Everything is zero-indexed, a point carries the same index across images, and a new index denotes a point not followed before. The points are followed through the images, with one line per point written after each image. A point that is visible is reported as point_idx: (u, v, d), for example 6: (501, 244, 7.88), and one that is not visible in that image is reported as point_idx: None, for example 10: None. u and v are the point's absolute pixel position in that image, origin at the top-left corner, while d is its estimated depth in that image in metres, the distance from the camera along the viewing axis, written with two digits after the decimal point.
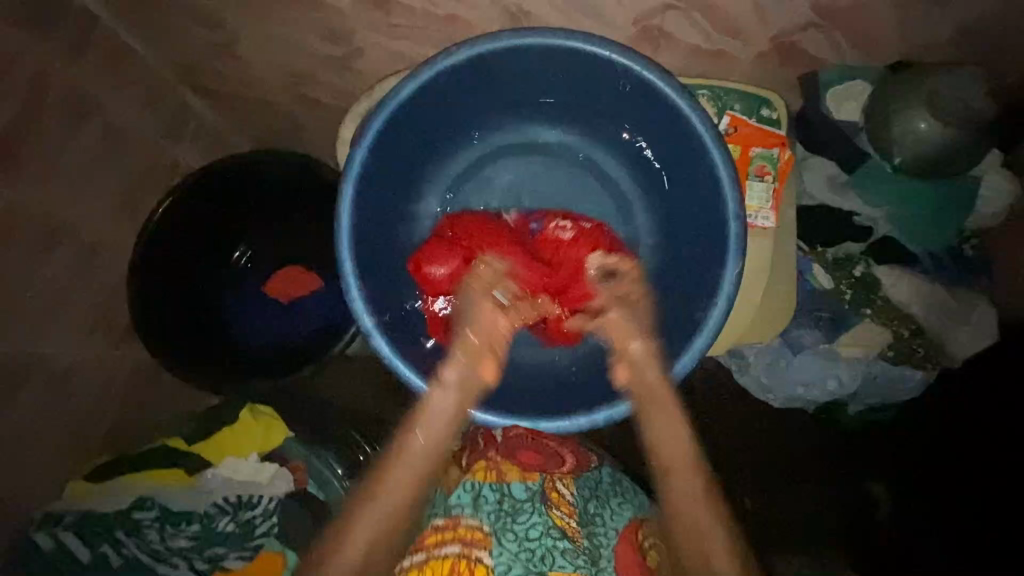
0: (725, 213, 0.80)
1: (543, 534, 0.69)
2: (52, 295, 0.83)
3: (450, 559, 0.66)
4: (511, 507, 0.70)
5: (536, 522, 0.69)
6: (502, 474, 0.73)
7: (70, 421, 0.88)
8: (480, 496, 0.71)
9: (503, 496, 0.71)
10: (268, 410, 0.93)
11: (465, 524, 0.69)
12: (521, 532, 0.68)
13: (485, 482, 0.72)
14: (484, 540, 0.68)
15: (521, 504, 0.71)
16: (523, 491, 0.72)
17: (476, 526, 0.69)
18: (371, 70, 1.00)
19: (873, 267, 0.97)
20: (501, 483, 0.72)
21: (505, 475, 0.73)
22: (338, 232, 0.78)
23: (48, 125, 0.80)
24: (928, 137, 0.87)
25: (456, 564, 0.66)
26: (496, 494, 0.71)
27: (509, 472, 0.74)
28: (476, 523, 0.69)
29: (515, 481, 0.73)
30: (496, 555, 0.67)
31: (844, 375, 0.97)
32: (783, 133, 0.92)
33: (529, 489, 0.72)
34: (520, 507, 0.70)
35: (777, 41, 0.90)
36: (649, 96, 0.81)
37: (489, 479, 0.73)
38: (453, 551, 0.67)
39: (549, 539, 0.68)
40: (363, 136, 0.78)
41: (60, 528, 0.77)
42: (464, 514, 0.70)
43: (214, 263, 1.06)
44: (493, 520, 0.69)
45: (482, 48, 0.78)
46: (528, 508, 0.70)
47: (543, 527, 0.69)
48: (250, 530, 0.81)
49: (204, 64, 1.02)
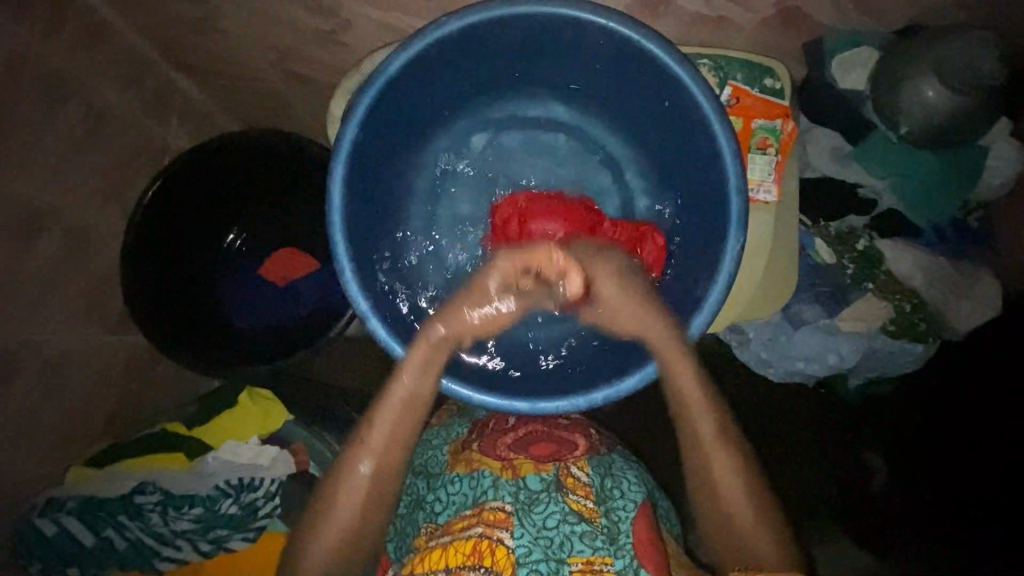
0: (726, 186, 0.78)
1: (560, 522, 0.71)
2: (42, 282, 0.86)
3: (473, 539, 0.69)
4: (529, 498, 0.72)
5: (553, 511, 0.71)
6: (515, 470, 0.75)
7: (72, 406, 0.92)
8: (499, 482, 0.73)
9: (520, 488, 0.73)
10: (266, 394, 0.96)
11: (488, 508, 0.71)
12: (539, 521, 0.71)
13: (504, 476, 0.74)
14: (506, 521, 0.70)
15: (537, 494, 0.72)
16: (538, 482, 0.73)
17: (499, 508, 0.71)
18: (360, 44, 0.97)
19: (876, 240, 0.96)
20: (516, 478, 0.74)
21: (520, 469, 0.75)
22: (328, 212, 0.78)
23: (26, 110, 0.81)
24: (936, 106, 0.84)
25: (479, 544, 0.68)
26: (513, 490, 0.73)
27: (522, 466, 0.75)
28: (499, 505, 0.71)
29: (529, 473, 0.74)
30: (518, 537, 0.69)
31: (844, 349, 0.97)
32: (786, 104, 0.89)
33: (544, 480, 0.74)
34: (536, 498, 0.72)
35: (779, 6, 0.86)
36: (647, 64, 0.78)
37: (506, 474, 0.74)
38: (476, 532, 0.69)
39: (566, 526, 0.70)
40: (353, 112, 0.76)
41: (63, 514, 0.81)
42: (488, 499, 0.72)
43: (209, 245, 1.10)
44: (514, 502, 0.72)
45: (473, 19, 0.75)
46: (545, 498, 0.72)
47: (561, 515, 0.71)
48: (253, 512, 0.87)
49: (187, 41, 1.00)
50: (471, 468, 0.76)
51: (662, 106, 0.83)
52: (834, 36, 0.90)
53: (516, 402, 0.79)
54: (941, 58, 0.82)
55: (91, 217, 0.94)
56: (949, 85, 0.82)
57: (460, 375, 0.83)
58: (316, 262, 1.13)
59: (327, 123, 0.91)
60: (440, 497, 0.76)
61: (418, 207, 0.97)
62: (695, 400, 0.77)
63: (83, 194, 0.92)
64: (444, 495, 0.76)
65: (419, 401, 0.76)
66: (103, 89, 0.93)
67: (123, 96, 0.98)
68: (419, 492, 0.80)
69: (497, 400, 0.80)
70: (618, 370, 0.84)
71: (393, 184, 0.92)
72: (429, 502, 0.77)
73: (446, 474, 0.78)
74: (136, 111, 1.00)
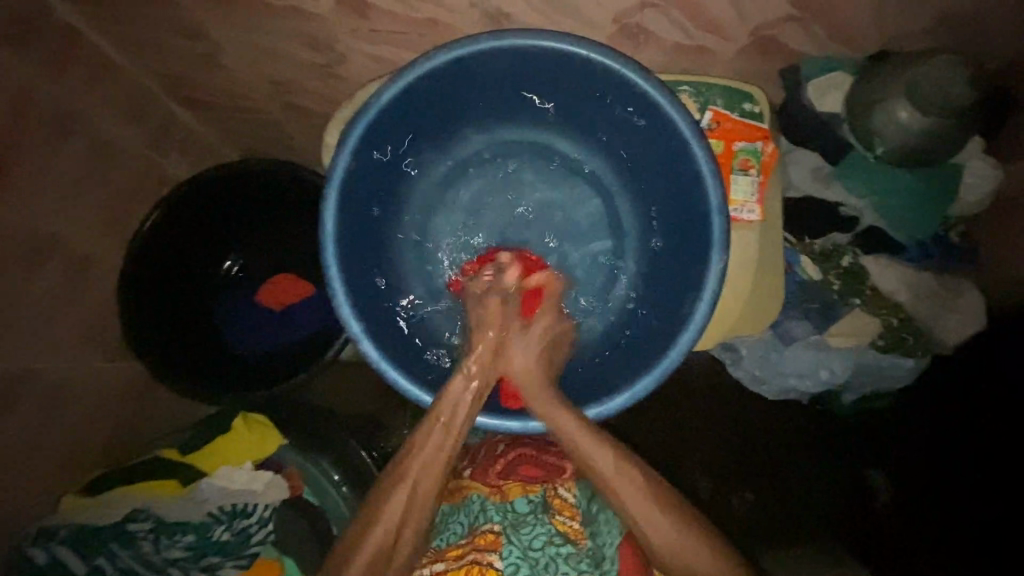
0: (708, 206, 0.80)
1: (546, 543, 0.73)
2: (42, 311, 0.87)
3: (464, 566, 0.71)
4: (516, 519, 0.74)
5: (539, 532, 0.73)
6: (504, 494, 0.77)
7: (70, 432, 0.93)
8: (487, 507, 0.76)
9: (507, 511, 0.75)
10: (262, 417, 0.97)
11: (479, 532, 0.73)
12: (526, 541, 0.72)
13: (491, 499, 0.76)
14: (495, 543, 0.72)
15: (524, 517, 0.75)
16: (525, 505, 0.75)
17: (489, 530, 0.73)
18: (354, 77, 1.00)
19: (861, 257, 0.98)
20: (504, 502, 0.76)
21: (509, 493, 0.77)
22: (322, 238, 0.80)
23: (29, 146, 0.83)
24: (909, 127, 0.86)
25: (469, 570, 0.70)
26: (501, 511, 0.75)
27: (511, 490, 0.77)
28: (488, 527, 0.73)
29: (517, 497, 0.76)
30: (506, 556, 0.71)
31: (835, 365, 1.00)
32: (767, 127, 0.92)
33: (531, 503, 0.76)
34: (523, 520, 0.74)
35: (756, 36, 0.89)
36: (629, 92, 0.81)
37: (495, 498, 0.76)
38: (468, 559, 0.71)
39: (552, 547, 0.73)
40: (347, 143, 0.79)
41: (53, 543, 0.80)
42: (478, 523, 0.74)
43: (207, 270, 1.12)
44: (502, 522, 0.74)
45: (460, 53, 0.78)
46: (531, 520, 0.74)
47: (546, 537, 0.73)
48: (246, 538, 0.88)
49: (188, 75, 1.04)
50: (462, 497, 0.79)
51: (645, 133, 0.87)
52: (811, 62, 0.93)
53: (508, 420, 0.81)
54: (911, 82, 0.83)
55: (93, 246, 0.97)
56: (921, 106, 0.84)
57: None
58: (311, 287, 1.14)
59: (323, 152, 0.94)
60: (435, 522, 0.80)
61: (413, 236, 0.99)
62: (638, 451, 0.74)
63: (84, 224, 0.94)
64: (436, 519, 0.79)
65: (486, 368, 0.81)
66: (102, 122, 0.96)
67: (126, 129, 1.01)
68: None
69: (490, 420, 0.81)
70: (608, 389, 0.86)
71: (387, 211, 0.94)
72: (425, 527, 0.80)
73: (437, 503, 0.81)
74: (138, 143, 1.04)
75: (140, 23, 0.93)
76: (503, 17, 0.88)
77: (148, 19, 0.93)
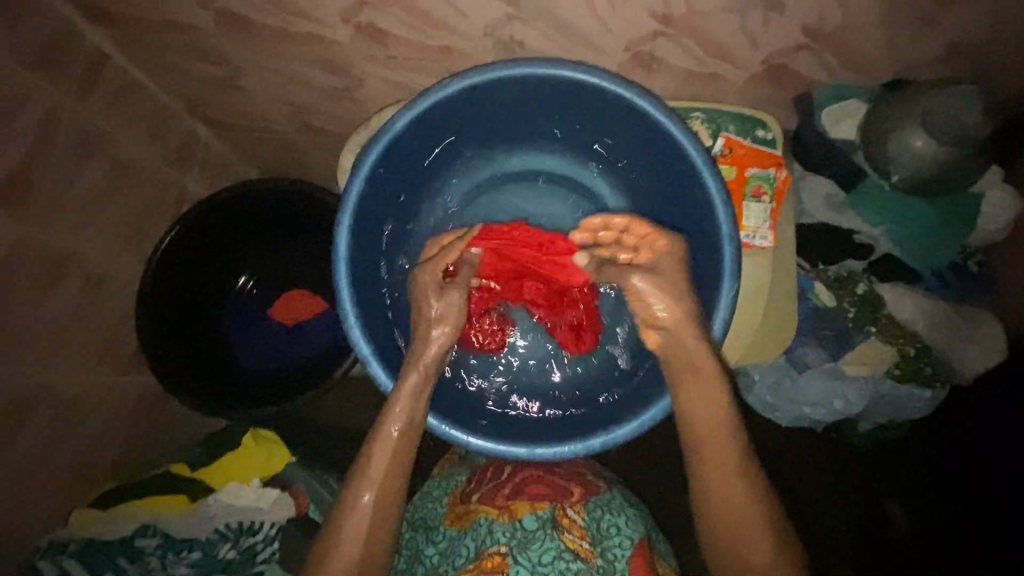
0: (719, 234, 0.80)
1: (556, 558, 0.71)
2: (57, 326, 0.89)
3: None
4: (524, 537, 0.73)
5: (549, 547, 0.72)
6: (511, 513, 0.76)
7: (85, 443, 0.95)
8: (494, 530, 0.75)
9: (516, 528, 0.74)
10: (268, 433, 0.99)
11: (486, 554, 0.73)
12: (535, 557, 0.71)
13: (499, 519, 0.76)
14: (501, 565, 0.71)
15: (533, 533, 0.73)
16: (534, 522, 0.74)
17: (495, 553, 0.72)
18: (370, 99, 1.02)
19: (875, 284, 0.97)
20: (512, 520, 0.75)
21: (516, 511, 0.76)
22: (335, 259, 0.81)
23: (50, 167, 0.86)
24: (925, 155, 0.85)
25: None
26: (509, 531, 0.74)
27: (519, 508, 0.76)
28: (494, 549, 0.73)
29: (526, 514, 0.76)
30: None
31: (850, 395, 0.98)
32: (780, 153, 0.92)
33: (540, 519, 0.75)
34: (532, 536, 0.73)
35: (769, 64, 0.87)
36: (642, 120, 0.82)
37: (502, 517, 0.76)
38: None
39: (562, 562, 0.71)
40: (361, 166, 0.80)
41: (64, 556, 0.82)
42: (485, 546, 0.73)
43: (221, 289, 1.13)
44: (509, 542, 0.73)
45: (473, 80, 0.79)
46: (541, 535, 0.73)
47: (556, 552, 0.72)
48: (252, 556, 0.87)
49: (208, 96, 1.06)
50: (470, 520, 0.78)
51: (656, 159, 0.87)
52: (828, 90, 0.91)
53: (513, 446, 0.80)
54: (927, 111, 0.82)
55: (111, 262, 0.99)
56: (938, 136, 0.83)
57: (463, 422, 0.85)
58: (323, 304, 1.16)
59: (338, 174, 0.95)
60: (437, 549, 0.78)
61: None
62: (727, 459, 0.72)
63: (101, 243, 0.97)
64: (443, 546, 0.78)
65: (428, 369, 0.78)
66: (125, 140, 0.99)
67: (146, 148, 1.04)
68: (417, 545, 0.82)
69: (493, 444, 0.81)
70: (615, 419, 0.85)
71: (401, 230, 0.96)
72: (428, 556, 0.79)
73: (444, 529, 0.80)
74: (159, 161, 1.07)
75: (162, 47, 0.96)
76: (516, 45, 0.88)
77: (170, 44, 0.96)
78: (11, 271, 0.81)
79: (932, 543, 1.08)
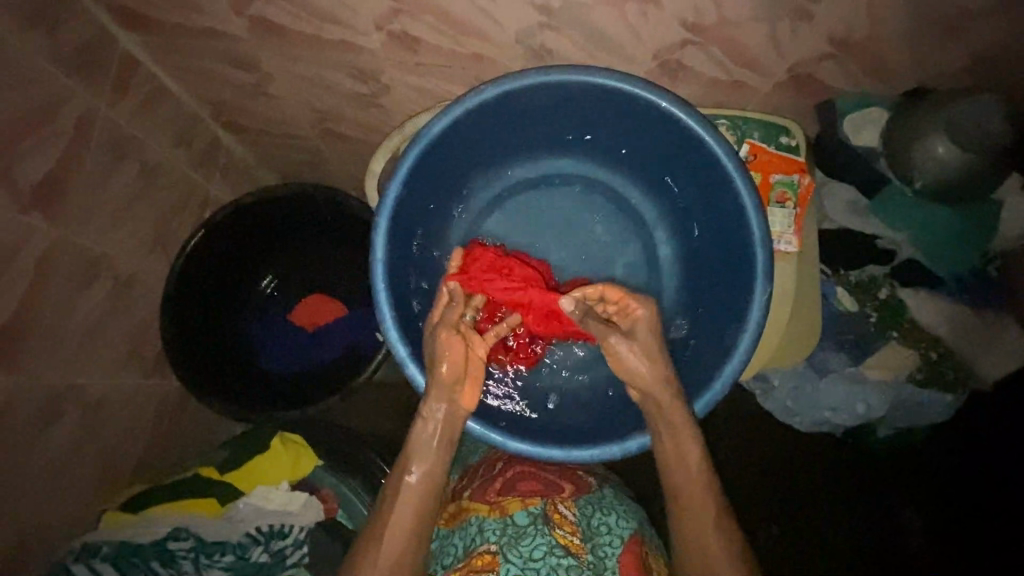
0: (750, 237, 0.81)
1: (546, 554, 0.71)
2: (88, 327, 0.90)
3: None
4: (516, 533, 0.74)
5: (539, 543, 0.72)
6: (503, 509, 0.77)
7: (112, 445, 0.95)
8: (484, 528, 0.75)
9: (506, 525, 0.75)
10: (296, 437, 0.97)
11: (477, 552, 0.74)
12: (526, 553, 0.71)
13: (490, 517, 0.76)
14: (492, 563, 0.72)
15: (524, 529, 0.74)
16: (524, 518, 0.75)
17: (486, 551, 0.73)
18: (395, 105, 1.04)
19: (897, 290, 0.99)
20: (504, 517, 0.76)
21: (508, 508, 0.77)
22: (371, 262, 0.82)
23: (84, 170, 0.87)
24: (948, 162, 0.86)
25: None
26: (499, 528, 0.75)
27: (510, 505, 0.77)
28: (485, 547, 0.73)
29: (516, 510, 0.76)
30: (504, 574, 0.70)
31: (872, 399, 0.99)
32: (804, 160, 0.93)
33: (531, 515, 0.75)
34: (523, 533, 0.73)
35: (794, 72, 0.88)
36: (673, 126, 0.83)
37: (493, 514, 0.77)
38: None
39: (552, 558, 0.71)
40: (398, 171, 0.81)
41: (97, 559, 0.82)
42: (476, 544, 0.75)
43: (245, 290, 1.14)
44: (499, 540, 0.73)
45: (507, 87, 0.80)
46: (531, 531, 0.73)
47: (547, 547, 0.72)
48: (281, 559, 0.87)
49: (234, 102, 1.08)
50: (461, 519, 0.80)
51: (686, 165, 0.88)
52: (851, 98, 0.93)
53: (549, 449, 0.80)
54: (950, 119, 0.83)
55: (139, 264, 1.00)
56: (960, 143, 0.84)
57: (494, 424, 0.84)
58: (344, 308, 1.16)
59: (366, 178, 0.96)
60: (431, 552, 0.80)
61: None
62: (699, 496, 0.73)
63: (129, 246, 0.97)
64: (435, 546, 0.80)
65: (451, 417, 0.77)
66: (154, 144, 1.00)
67: (173, 153, 1.05)
68: None
69: (531, 447, 0.80)
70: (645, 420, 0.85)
71: (431, 234, 0.96)
72: None
73: (438, 529, 0.82)
74: (185, 165, 1.08)
75: (193, 54, 0.97)
76: (546, 53, 0.89)
77: (201, 50, 0.97)
78: (47, 272, 0.82)
79: (949, 542, 1.09)
